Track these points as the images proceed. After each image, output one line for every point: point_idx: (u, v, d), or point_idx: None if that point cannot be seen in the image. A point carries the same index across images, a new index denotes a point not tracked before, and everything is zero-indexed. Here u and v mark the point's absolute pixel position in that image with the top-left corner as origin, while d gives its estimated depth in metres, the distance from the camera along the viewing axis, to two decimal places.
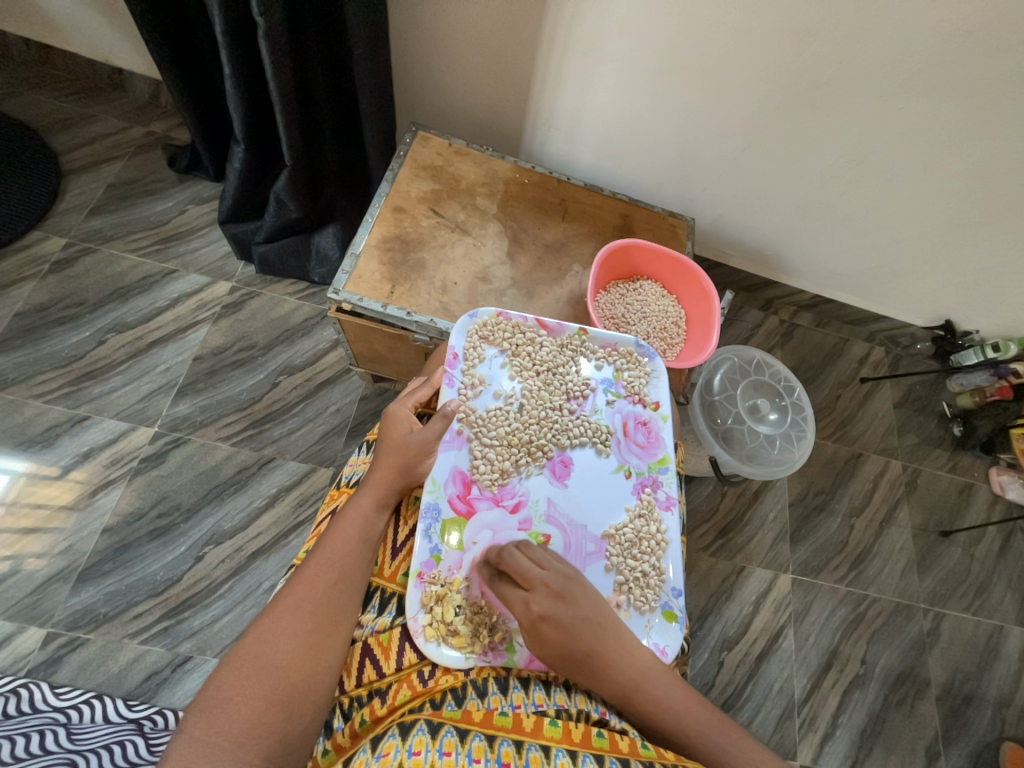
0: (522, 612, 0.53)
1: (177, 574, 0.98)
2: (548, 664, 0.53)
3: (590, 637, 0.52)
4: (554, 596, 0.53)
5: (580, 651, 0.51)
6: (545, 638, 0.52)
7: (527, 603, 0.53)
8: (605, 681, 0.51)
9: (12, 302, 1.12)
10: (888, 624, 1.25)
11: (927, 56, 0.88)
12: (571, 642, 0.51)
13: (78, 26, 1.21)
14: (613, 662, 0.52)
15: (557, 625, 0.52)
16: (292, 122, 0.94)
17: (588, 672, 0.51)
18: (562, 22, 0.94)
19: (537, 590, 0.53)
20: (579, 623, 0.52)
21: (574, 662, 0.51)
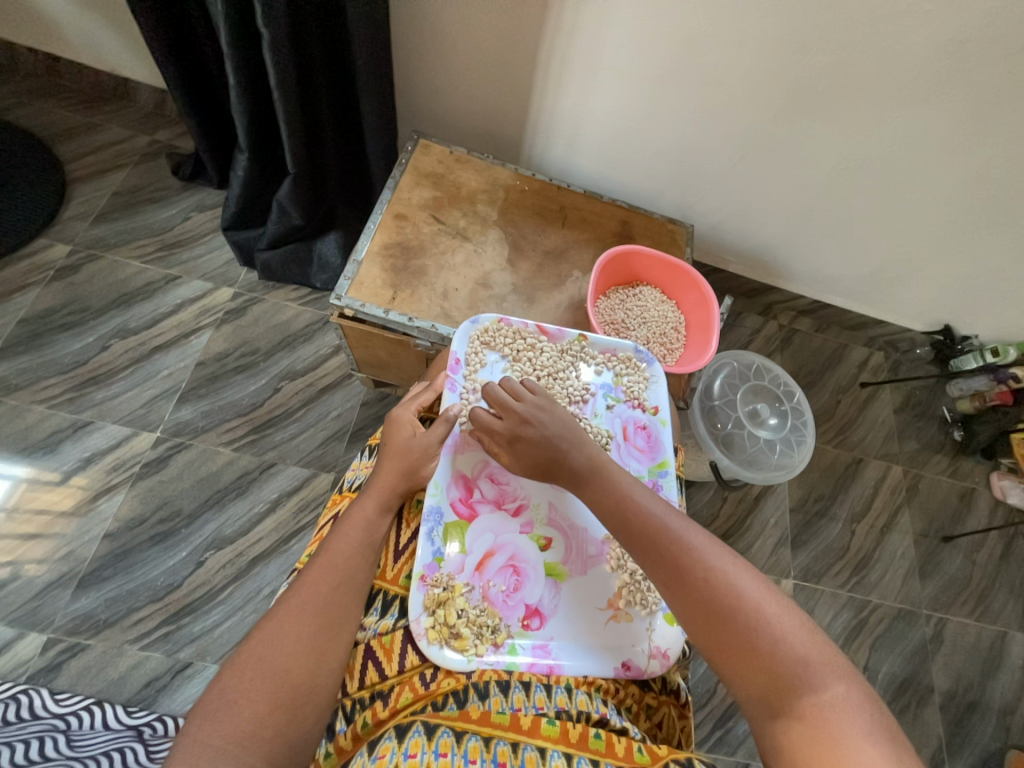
0: (495, 429, 0.60)
1: (177, 580, 0.98)
2: (526, 469, 0.59)
3: (557, 442, 0.58)
4: (531, 408, 0.60)
5: (544, 461, 0.58)
6: (515, 450, 0.59)
7: (501, 426, 0.60)
8: (576, 468, 0.57)
9: (17, 309, 1.13)
10: (891, 631, 1.25)
11: (922, 65, 0.89)
12: (545, 445, 0.58)
13: (85, 38, 1.23)
14: (581, 463, 0.57)
15: (524, 439, 0.58)
16: (297, 130, 0.96)
17: (558, 474, 0.58)
18: (564, 29, 0.95)
19: (510, 413, 0.60)
20: (548, 430, 0.58)
21: (547, 462, 0.58)
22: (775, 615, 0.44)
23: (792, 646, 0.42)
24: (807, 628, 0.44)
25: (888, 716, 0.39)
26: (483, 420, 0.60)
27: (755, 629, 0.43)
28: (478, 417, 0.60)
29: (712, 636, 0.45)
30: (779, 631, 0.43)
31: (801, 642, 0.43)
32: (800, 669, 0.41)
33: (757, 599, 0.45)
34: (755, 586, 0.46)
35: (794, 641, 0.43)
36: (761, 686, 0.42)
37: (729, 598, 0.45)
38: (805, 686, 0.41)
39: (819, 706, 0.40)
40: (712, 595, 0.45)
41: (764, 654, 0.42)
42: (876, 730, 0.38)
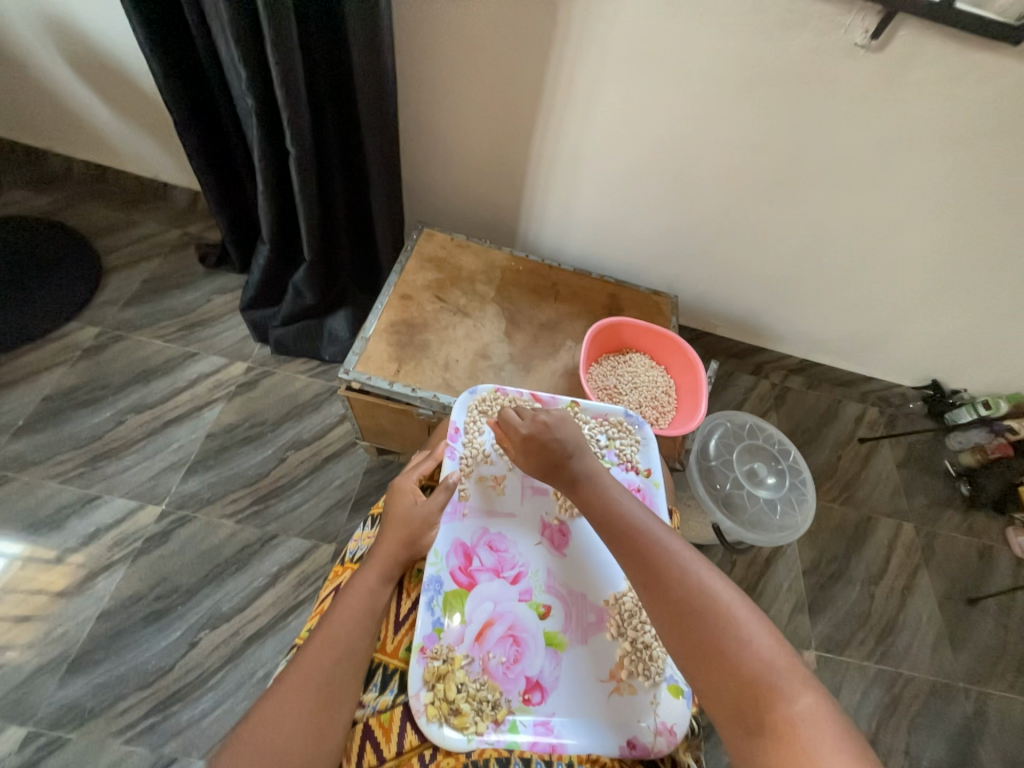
0: (514, 429, 0.65)
1: (169, 663, 0.94)
2: (533, 470, 0.63)
3: (564, 448, 0.62)
4: (545, 418, 0.65)
5: (549, 465, 0.62)
6: (526, 451, 0.64)
7: (519, 428, 0.65)
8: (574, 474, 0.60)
9: (42, 387, 1.19)
10: (928, 709, 1.16)
11: (866, 156, 1.01)
12: (551, 450, 0.62)
13: (135, 152, 1.42)
14: (580, 470, 0.60)
15: (535, 441, 0.63)
16: (315, 225, 1.07)
17: (558, 478, 0.61)
18: (552, 135, 1.10)
19: (530, 417, 0.66)
20: (557, 438, 0.63)
21: (551, 464, 0.62)
22: (748, 623, 0.44)
23: (760, 653, 0.42)
24: (780, 641, 0.43)
25: (858, 744, 0.37)
26: (508, 419, 0.66)
27: (726, 633, 0.43)
28: (506, 416, 0.67)
29: (682, 635, 0.45)
30: (750, 639, 0.43)
31: (769, 651, 0.42)
32: (768, 677, 0.41)
33: (731, 606, 0.45)
34: (731, 594, 0.46)
35: (764, 651, 0.42)
36: (726, 689, 0.41)
37: (703, 601, 0.45)
38: (772, 697, 0.40)
39: (785, 717, 0.38)
40: (687, 595, 0.46)
41: (732, 657, 0.42)
42: (842, 745, 0.37)
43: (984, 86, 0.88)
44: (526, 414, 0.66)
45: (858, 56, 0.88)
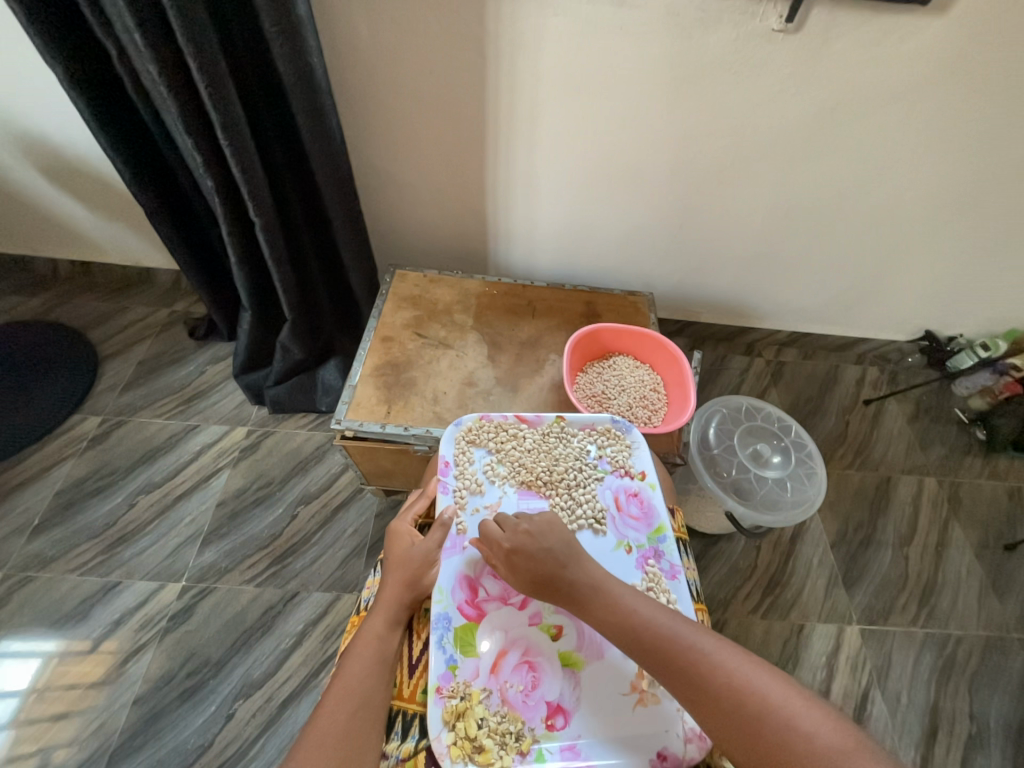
0: (496, 546, 0.61)
1: (208, 739, 0.94)
2: (526, 590, 0.59)
3: (555, 559, 0.59)
4: (522, 532, 0.60)
5: (548, 576, 0.58)
6: (516, 566, 0.59)
7: (500, 540, 0.61)
8: (577, 587, 0.57)
9: (53, 483, 1.22)
10: (985, 665, 1.12)
11: (808, 128, 1.04)
12: (542, 566, 0.58)
13: (114, 243, 1.48)
14: (581, 581, 0.58)
15: (525, 553, 0.59)
16: (290, 283, 1.10)
17: (559, 590, 0.58)
18: (504, 161, 1.13)
19: (510, 527, 0.62)
20: (544, 550, 0.59)
21: (546, 581, 0.58)
22: (797, 709, 0.44)
23: (817, 742, 0.42)
24: (832, 716, 0.43)
25: None
26: (485, 537, 0.62)
27: (783, 729, 0.43)
28: (484, 529, 0.62)
29: (746, 750, 0.44)
30: (807, 727, 0.43)
31: (823, 731, 0.42)
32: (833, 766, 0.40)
33: (778, 696, 0.45)
34: (771, 680, 0.47)
35: (822, 735, 0.42)
36: None
37: (751, 701, 0.45)
38: None
39: None
40: (732, 701, 0.46)
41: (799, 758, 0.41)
42: None
43: (905, 44, 0.90)
44: (506, 521, 0.62)
45: (777, 39, 0.91)
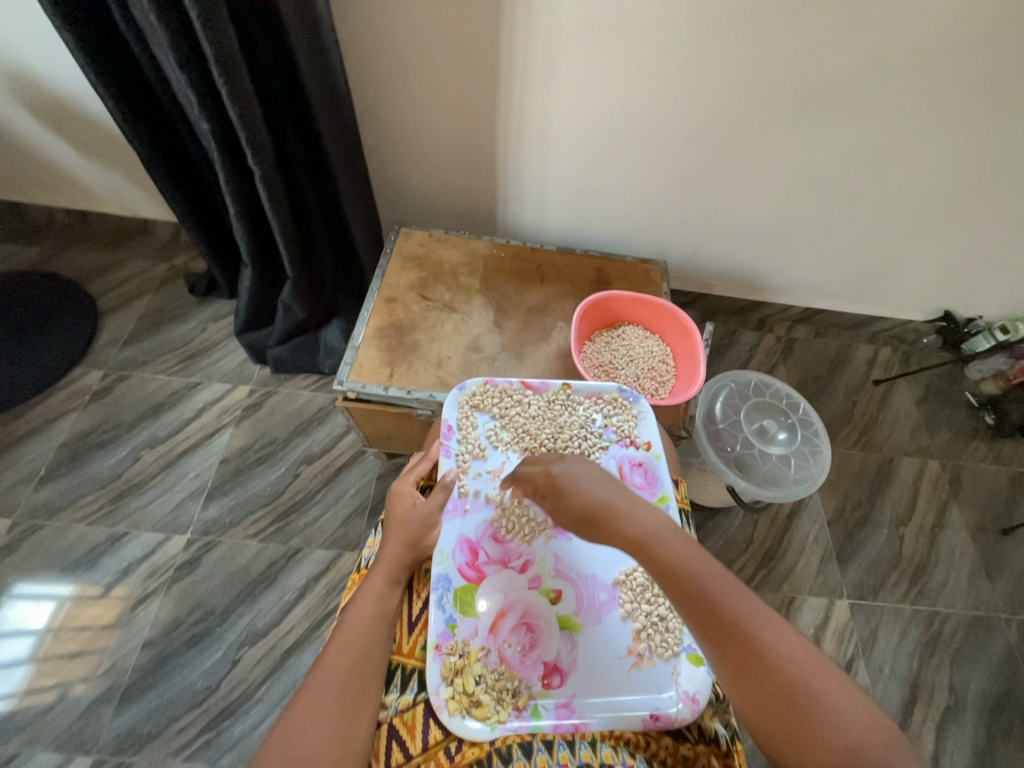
0: (541, 474, 0.59)
1: (215, 681, 0.98)
2: (569, 521, 0.54)
3: (606, 490, 0.54)
4: (573, 460, 0.59)
5: (593, 505, 0.53)
6: (563, 492, 0.56)
7: (548, 468, 0.59)
8: (624, 527, 0.50)
9: (58, 435, 1.23)
10: (969, 642, 1.15)
11: (843, 86, 0.97)
12: (592, 492, 0.54)
13: (110, 191, 1.42)
14: (632, 513, 0.51)
15: (575, 482, 0.56)
16: (291, 238, 1.06)
17: (603, 520, 0.51)
18: (516, 115, 1.07)
19: (558, 459, 0.60)
20: (595, 479, 0.55)
21: (595, 510, 0.52)
22: (837, 693, 0.42)
23: (850, 727, 0.40)
24: (867, 705, 0.42)
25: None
26: (529, 472, 0.60)
27: (819, 709, 0.41)
28: (522, 466, 0.62)
29: (773, 715, 0.41)
30: (843, 712, 0.41)
31: (857, 718, 0.40)
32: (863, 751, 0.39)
33: (818, 676, 0.42)
34: (813, 658, 0.44)
35: (856, 722, 0.40)
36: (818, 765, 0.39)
37: (792, 673, 0.42)
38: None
39: None
40: (774, 670, 0.42)
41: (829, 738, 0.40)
42: None
43: None
44: (550, 456, 0.61)
45: None
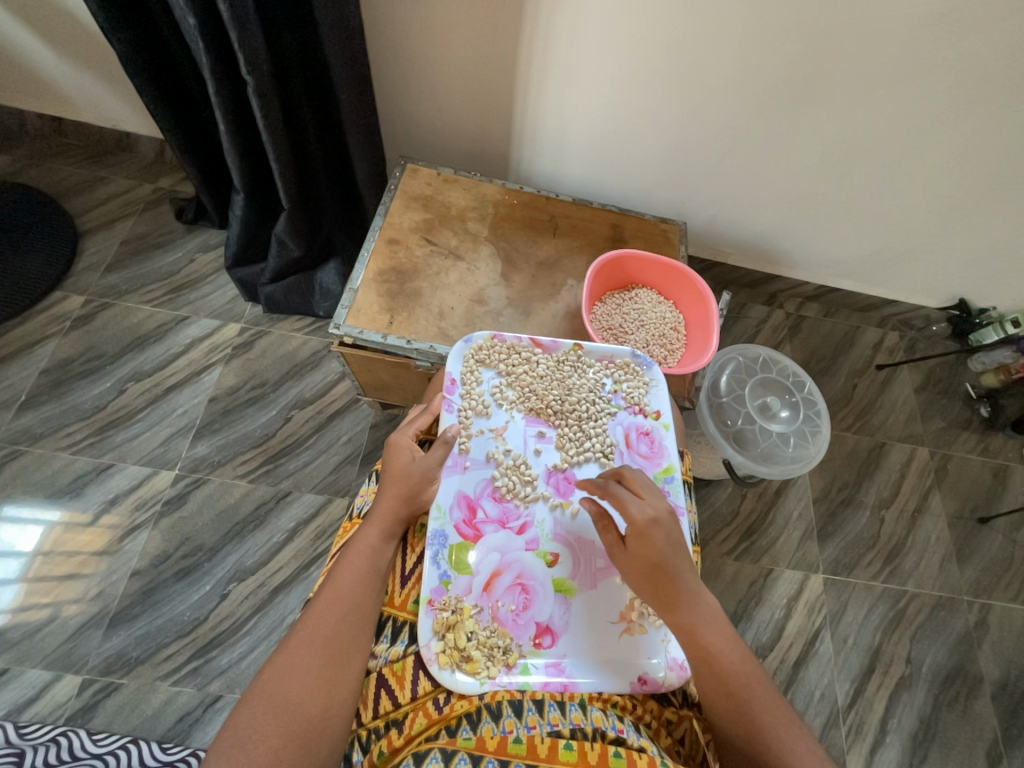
0: (634, 512, 0.55)
1: (203, 613, 1.00)
2: (634, 569, 0.55)
3: (685, 558, 0.54)
4: (668, 510, 0.56)
5: (670, 569, 0.53)
6: (650, 542, 0.54)
7: (644, 508, 0.55)
8: (681, 604, 0.53)
9: (38, 360, 1.18)
10: (931, 620, 1.20)
11: (903, 42, 0.87)
12: (672, 554, 0.54)
13: (87, 98, 1.29)
14: (693, 589, 0.54)
15: (666, 536, 0.54)
16: (287, 165, 0.98)
17: (672, 587, 0.53)
18: (539, 42, 0.96)
19: (652, 500, 0.56)
20: (680, 542, 0.55)
21: (666, 575, 0.53)
22: None
23: None
24: None
25: None
26: (622, 498, 0.56)
27: None
28: (617, 490, 0.57)
29: None
30: None
31: None
32: None
33: None
34: None
35: None
36: None
37: None
38: None
39: None
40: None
41: None
42: None
43: None
44: (643, 493, 0.57)
45: None
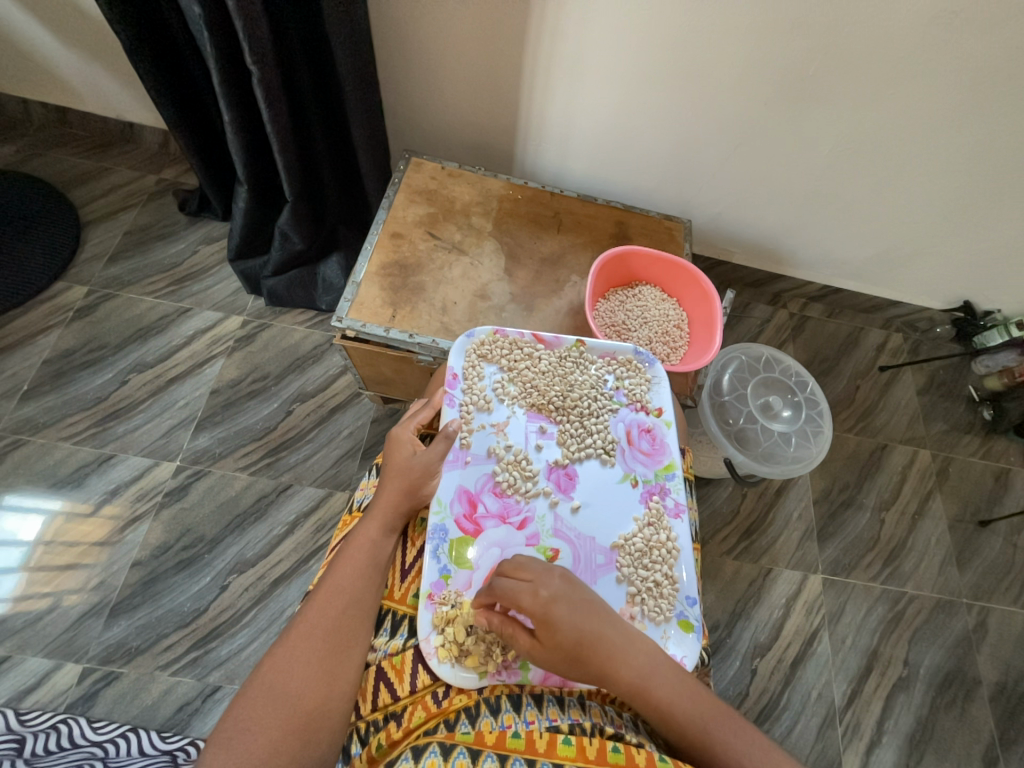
0: (531, 601, 0.51)
1: (203, 605, 1.00)
2: (554, 660, 0.51)
3: (602, 624, 0.51)
4: (561, 581, 0.53)
5: (592, 642, 0.50)
6: (558, 626, 0.50)
7: (536, 590, 0.51)
8: (618, 673, 0.50)
9: (41, 350, 1.18)
10: (930, 622, 1.20)
11: (913, 39, 0.86)
12: (585, 627, 0.51)
13: (91, 88, 1.29)
14: (623, 650, 0.51)
15: (570, 613, 0.51)
16: (292, 158, 0.98)
17: (602, 661, 0.50)
18: (546, 35, 0.95)
19: (548, 574, 0.53)
20: (589, 610, 0.52)
21: (590, 654, 0.50)
22: None
23: None
24: None
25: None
26: (515, 590, 0.51)
27: None
28: (502, 584, 0.52)
29: None
30: None
31: None
32: None
33: None
34: None
35: None
36: None
37: None
38: None
39: None
40: None
41: None
42: None
43: None
44: (536, 572, 0.53)
45: None
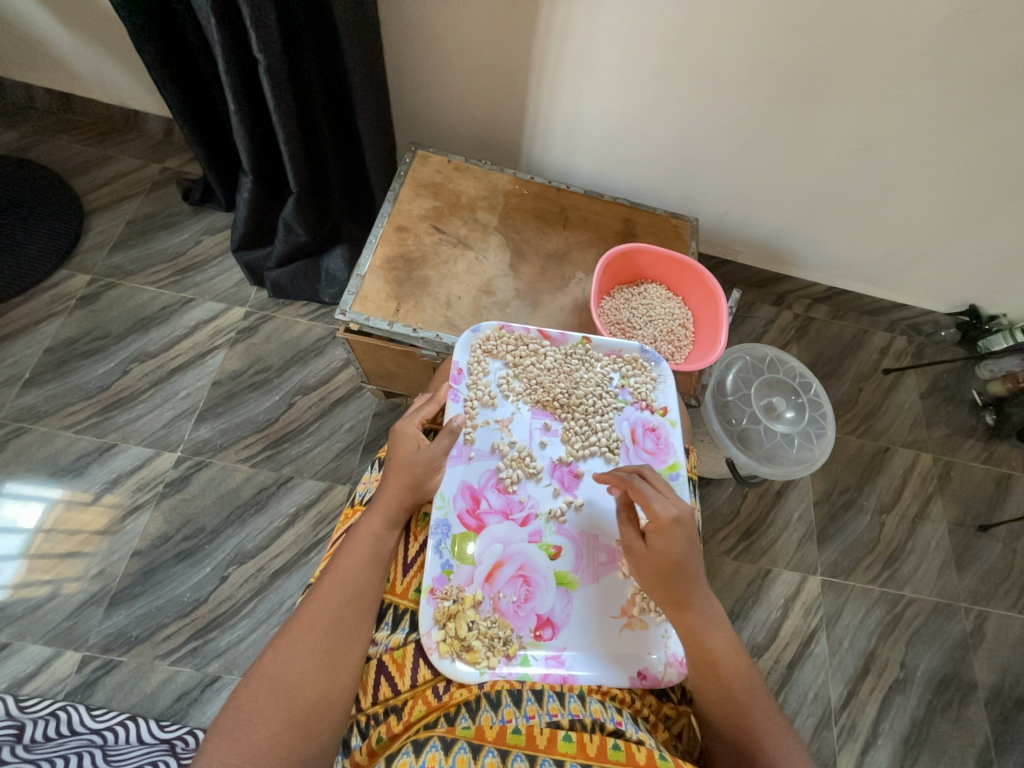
0: (655, 509, 0.56)
1: (203, 595, 1.00)
2: (649, 567, 0.56)
3: (698, 559, 0.56)
4: (688, 510, 0.57)
5: (689, 567, 0.55)
6: (674, 538, 0.55)
7: (667, 505, 0.56)
8: (690, 601, 0.55)
9: (43, 338, 1.18)
10: (928, 625, 1.20)
11: (929, 38, 0.85)
12: (689, 555, 0.56)
13: (96, 75, 1.28)
14: (702, 591, 0.56)
15: (687, 535, 0.56)
16: (297, 148, 0.97)
17: (687, 586, 0.55)
18: (554, 29, 0.94)
19: (672, 498, 0.58)
20: (696, 543, 0.57)
21: (680, 574, 0.55)
22: None
23: None
24: None
25: None
26: (646, 494, 0.57)
27: None
28: (639, 487, 0.58)
29: None
30: None
31: None
32: None
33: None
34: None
35: None
36: None
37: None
38: None
39: None
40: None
41: None
42: None
43: None
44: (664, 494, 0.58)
45: None
